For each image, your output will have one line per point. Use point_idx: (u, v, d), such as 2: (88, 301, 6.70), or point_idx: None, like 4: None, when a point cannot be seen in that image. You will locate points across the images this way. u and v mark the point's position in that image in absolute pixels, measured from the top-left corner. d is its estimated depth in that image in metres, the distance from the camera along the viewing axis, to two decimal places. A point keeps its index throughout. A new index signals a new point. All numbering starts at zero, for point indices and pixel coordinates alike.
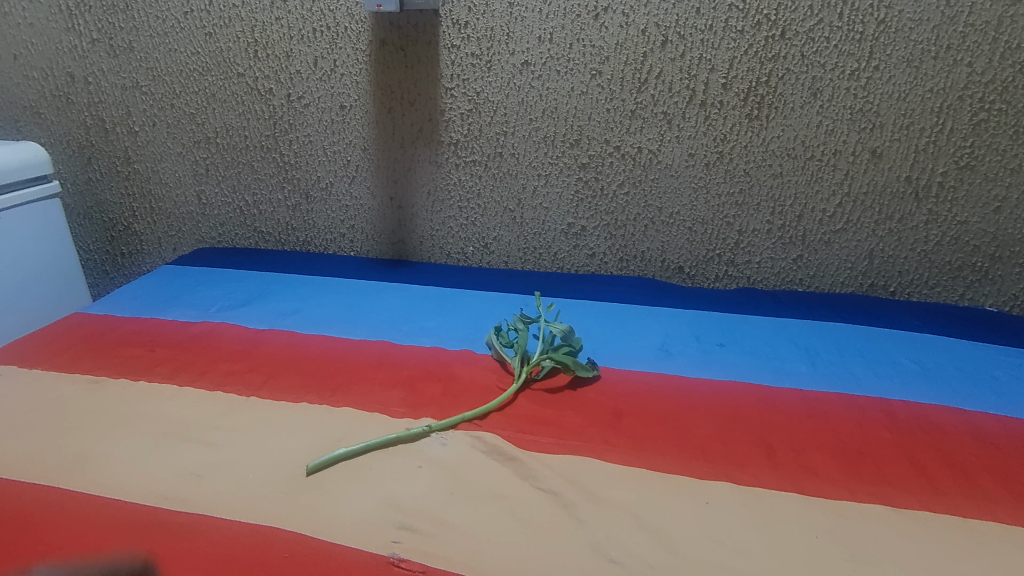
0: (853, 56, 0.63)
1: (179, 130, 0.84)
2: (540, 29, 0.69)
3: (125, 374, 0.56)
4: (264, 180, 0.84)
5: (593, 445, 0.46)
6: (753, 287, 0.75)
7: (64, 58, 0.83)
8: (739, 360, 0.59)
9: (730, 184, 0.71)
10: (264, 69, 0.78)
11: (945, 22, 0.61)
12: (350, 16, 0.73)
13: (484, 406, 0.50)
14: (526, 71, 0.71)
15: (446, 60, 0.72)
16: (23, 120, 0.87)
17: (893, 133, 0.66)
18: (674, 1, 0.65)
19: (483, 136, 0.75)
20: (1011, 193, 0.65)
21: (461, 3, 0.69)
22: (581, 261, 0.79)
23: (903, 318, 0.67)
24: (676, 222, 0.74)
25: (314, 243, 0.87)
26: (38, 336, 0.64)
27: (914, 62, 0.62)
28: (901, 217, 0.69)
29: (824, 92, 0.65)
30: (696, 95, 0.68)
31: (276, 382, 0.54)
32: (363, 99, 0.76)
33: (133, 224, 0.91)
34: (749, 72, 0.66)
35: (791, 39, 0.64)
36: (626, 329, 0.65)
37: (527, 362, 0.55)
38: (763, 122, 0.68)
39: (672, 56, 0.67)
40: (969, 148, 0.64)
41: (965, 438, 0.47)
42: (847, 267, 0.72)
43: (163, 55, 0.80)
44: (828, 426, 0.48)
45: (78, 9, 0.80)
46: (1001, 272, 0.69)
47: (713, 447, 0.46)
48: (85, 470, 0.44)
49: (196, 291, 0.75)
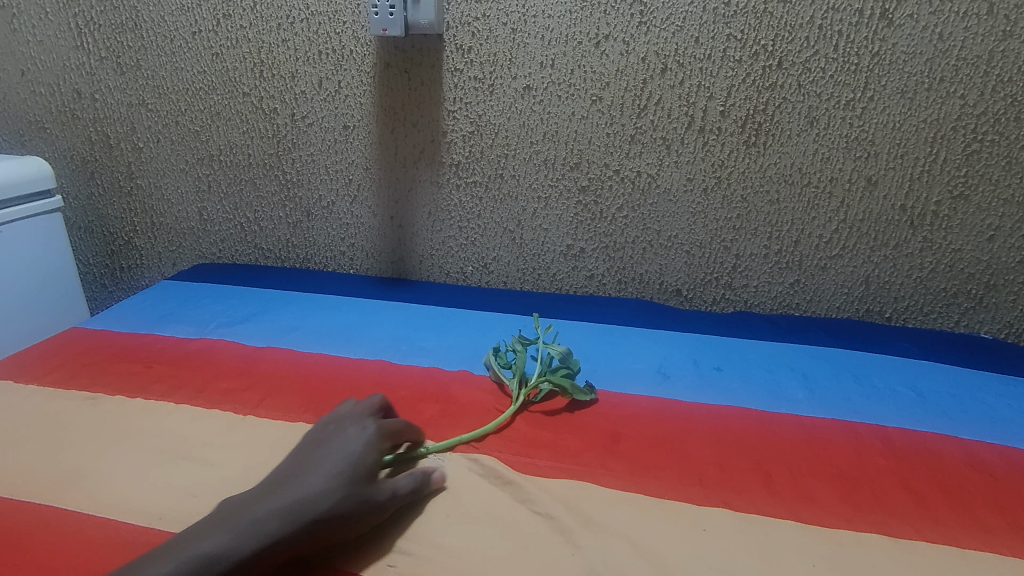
0: (849, 86, 0.65)
1: (182, 147, 0.84)
2: (541, 55, 0.70)
3: (122, 391, 0.56)
4: (266, 198, 0.85)
5: (590, 470, 0.46)
6: (750, 311, 0.76)
7: (71, 75, 0.84)
8: (736, 384, 0.59)
9: (728, 209, 0.72)
10: (269, 89, 0.79)
11: (938, 55, 0.62)
12: (355, 39, 0.74)
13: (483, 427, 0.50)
14: (527, 96, 0.72)
15: (449, 83, 0.73)
16: (28, 134, 0.88)
17: (888, 162, 0.67)
18: (673, 30, 0.66)
19: (484, 158, 0.76)
20: (1004, 222, 0.66)
21: (464, 28, 0.71)
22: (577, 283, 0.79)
23: (899, 344, 0.67)
24: (674, 245, 0.75)
25: (314, 260, 0.87)
26: (34, 350, 0.64)
27: (908, 94, 0.64)
28: (897, 244, 0.69)
29: (820, 120, 0.66)
30: (695, 121, 0.69)
31: (273, 401, 0.54)
32: (366, 120, 0.77)
33: (134, 239, 0.91)
34: (747, 100, 0.67)
35: (787, 69, 0.65)
36: (624, 351, 0.65)
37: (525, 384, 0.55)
38: (761, 149, 0.69)
39: (671, 83, 0.68)
40: (962, 178, 0.65)
41: (962, 467, 0.47)
42: (843, 293, 0.73)
43: (170, 73, 0.81)
44: (825, 452, 0.48)
45: (87, 28, 0.81)
46: (995, 300, 0.69)
47: (710, 473, 0.46)
48: (79, 487, 0.43)
49: (196, 307, 0.75)
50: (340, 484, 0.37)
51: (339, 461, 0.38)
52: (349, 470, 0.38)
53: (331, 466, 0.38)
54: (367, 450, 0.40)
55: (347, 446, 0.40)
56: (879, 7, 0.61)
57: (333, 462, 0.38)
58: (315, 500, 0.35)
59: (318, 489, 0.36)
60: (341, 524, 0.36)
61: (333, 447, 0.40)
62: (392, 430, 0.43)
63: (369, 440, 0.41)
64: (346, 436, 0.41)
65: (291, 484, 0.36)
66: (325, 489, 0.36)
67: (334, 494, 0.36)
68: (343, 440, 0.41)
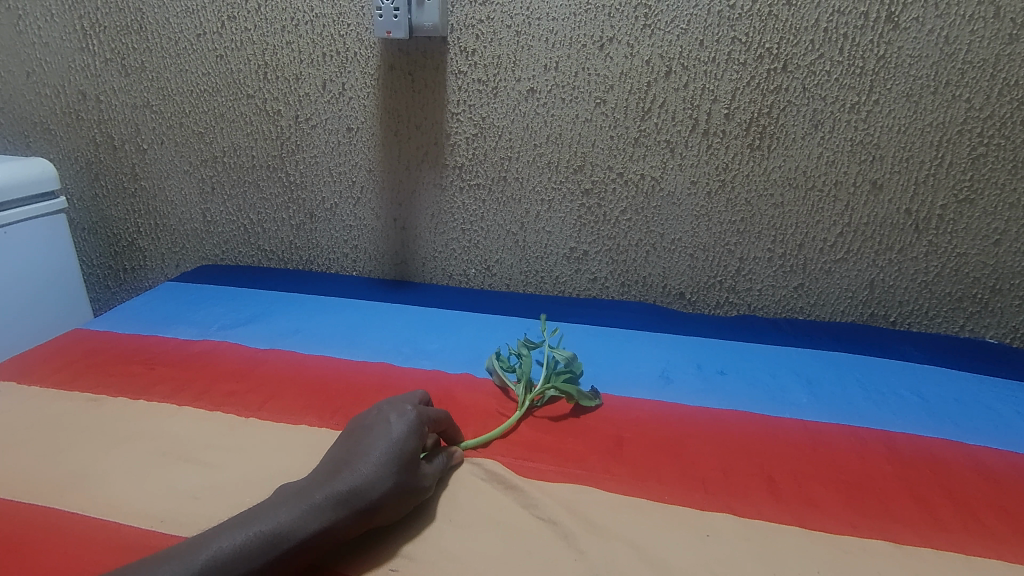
0: (854, 89, 0.64)
1: (186, 148, 0.84)
2: (545, 57, 0.70)
3: (125, 393, 0.56)
4: (269, 200, 0.85)
5: (594, 474, 0.45)
6: (753, 314, 0.76)
7: (76, 77, 0.84)
8: (740, 389, 0.58)
9: (732, 213, 0.72)
10: (273, 91, 0.79)
11: (944, 59, 0.62)
12: (359, 42, 0.74)
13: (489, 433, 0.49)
14: (531, 98, 0.72)
15: (453, 86, 0.73)
16: (32, 135, 0.88)
17: (893, 165, 0.66)
18: (677, 33, 0.66)
19: (487, 161, 0.76)
20: (1010, 226, 0.66)
21: (468, 31, 0.71)
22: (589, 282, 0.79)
23: (903, 348, 0.67)
24: (677, 248, 0.75)
25: (316, 262, 0.87)
26: (38, 351, 0.64)
27: (914, 97, 0.63)
28: (902, 248, 0.69)
29: (825, 124, 0.66)
30: (699, 124, 0.69)
31: (276, 403, 0.54)
32: (370, 122, 0.77)
33: (137, 240, 0.91)
34: (751, 103, 0.67)
35: (792, 72, 0.65)
36: (627, 355, 0.65)
37: (530, 389, 0.54)
38: (765, 152, 0.68)
39: (675, 86, 0.68)
40: (968, 182, 0.65)
41: (969, 473, 0.46)
42: (848, 297, 0.72)
43: (175, 75, 0.81)
44: (829, 457, 0.48)
45: (92, 29, 0.81)
46: (1001, 305, 0.69)
47: (714, 478, 0.45)
48: (82, 489, 0.43)
49: (199, 308, 0.75)
50: (393, 473, 0.38)
51: (390, 448, 0.39)
52: (400, 458, 0.39)
53: (379, 451, 0.38)
54: (414, 435, 0.41)
55: (394, 429, 0.40)
56: (884, 11, 0.61)
57: (384, 448, 0.39)
58: (371, 489, 0.37)
59: (373, 478, 0.37)
60: (390, 511, 0.38)
61: (379, 431, 0.40)
62: (428, 411, 0.44)
63: (415, 424, 0.41)
64: (391, 419, 0.41)
65: (345, 470, 0.37)
66: (380, 478, 0.37)
67: (387, 484, 0.37)
68: (387, 423, 0.41)
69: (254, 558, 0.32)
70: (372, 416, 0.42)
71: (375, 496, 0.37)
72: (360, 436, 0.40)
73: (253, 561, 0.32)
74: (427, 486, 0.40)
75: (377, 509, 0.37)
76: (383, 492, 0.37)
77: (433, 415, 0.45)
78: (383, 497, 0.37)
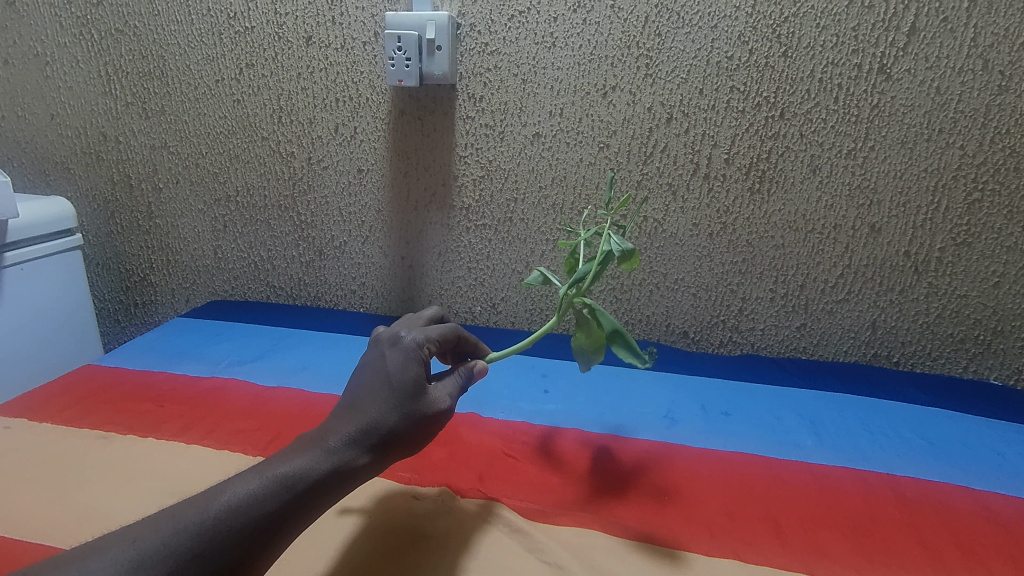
0: (849, 136, 0.66)
1: (201, 188, 0.87)
2: (550, 104, 0.72)
3: (132, 431, 0.56)
4: (280, 238, 0.86)
5: (600, 517, 0.45)
6: (757, 354, 0.76)
7: (98, 119, 0.87)
8: (743, 430, 0.58)
9: (733, 254, 0.73)
10: (288, 134, 0.81)
11: (936, 108, 0.64)
12: (371, 88, 0.77)
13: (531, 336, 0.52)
14: (537, 142, 0.74)
15: (461, 130, 0.76)
16: (52, 174, 0.91)
17: (890, 210, 0.68)
18: (678, 82, 0.69)
19: (494, 202, 0.78)
20: (1008, 269, 0.67)
21: (476, 79, 0.74)
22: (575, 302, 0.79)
23: (908, 391, 0.67)
24: (680, 288, 0.76)
25: (324, 298, 0.89)
26: (50, 387, 0.65)
27: (908, 144, 0.65)
28: (902, 289, 0.70)
29: (822, 169, 0.68)
30: (700, 168, 0.71)
31: (282, 443, 0.54)
32: (379, 164, 0.80)
33: (149, 275, 0.93)
34: (751, 148, 0.69)
35: (789, 119, 0.67)
36: (632, 395, 0.65)
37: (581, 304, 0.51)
38: (765, 196, 0.70)
39: (676, 131, 0.70)
40: (965, 226, 0.66)
41: (976, 518, 0.46)
42: (850, 337, 0.73)
43: (193, 117, 0.84)
44: (835, 501, 0.48)
45: (116, 75, 0.85)
46: (1003, 346, 0.70)
47: (720, 522, 0.45)
48: (89, 529, 0.43)
49: (208, 345, 0.76)
50: (399, 405, 0.38)
51: (389, 382, 0.39)
52: (403, 389, 0.39)
53: (378, 389, 0.39)
54: (412, 362, 0.40)
55: (390, 362, 0.40)
56: (876, 63, 0.64)
57: (383, 385, 0.39)
58: (382, 425, 0.37)
59: (380, 416, 0.37)
60: (412, 439, 0.38)
61: (376, 366, 0.40)
62: (425, 333, 0.43)
63: (412, 351, 0.41)
64: (385, 354, 0.41)
65: (351, 412, 0.38)
66: (388, 414, 0.38)
67: (397, 416, 0.38)
68: (381, 358, 0.41)
69: (268, 501, 0.32)
70: (369, 353, 0.42)
71: (389, 431, 0.37)
72: (361, 375, 0.40)
73: (268, 505, 0.32)
74: (446, 407, 0.41)
75: (394, 443, 0.38)
76: (395, 427, 0.38)
77: (432, 335, 0.44)
78: (396, 431, 0.38)
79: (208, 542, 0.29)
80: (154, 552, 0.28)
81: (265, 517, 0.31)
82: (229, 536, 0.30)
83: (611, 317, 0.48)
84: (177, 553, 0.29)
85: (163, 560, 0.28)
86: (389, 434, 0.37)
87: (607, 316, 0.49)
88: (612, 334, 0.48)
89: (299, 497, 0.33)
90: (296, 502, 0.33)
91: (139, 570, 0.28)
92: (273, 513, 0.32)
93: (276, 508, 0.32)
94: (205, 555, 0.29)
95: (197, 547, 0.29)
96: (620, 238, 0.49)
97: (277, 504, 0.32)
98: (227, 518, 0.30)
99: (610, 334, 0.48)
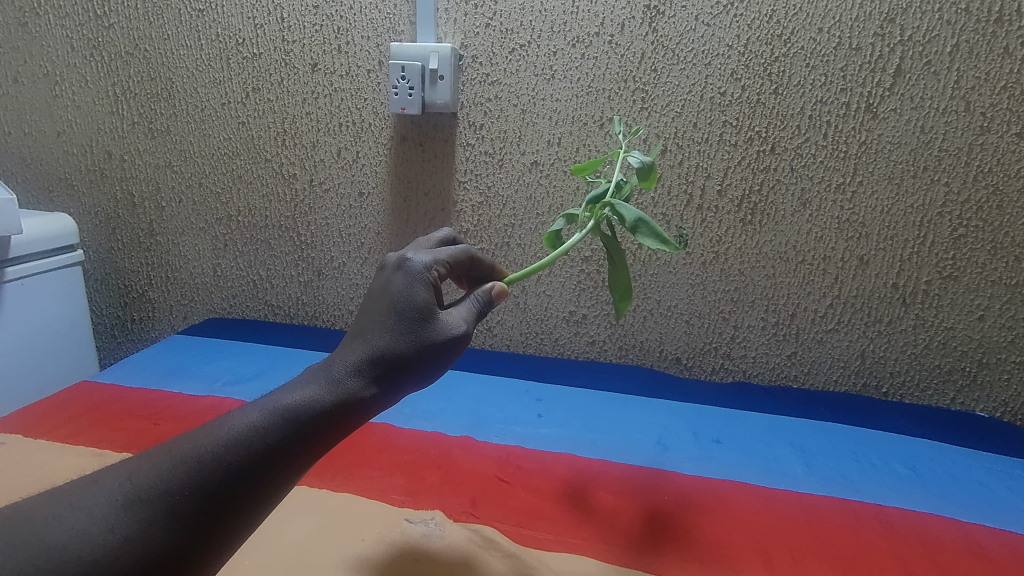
0: (838, 171, 0.68)
1: (203, 207, 0.88)
2: (548, 133, 0.74)
3: (128, 447, 0.57)
4: (279, 257, 0.88)
5: (589, 543, 0.46)
6: (749, 381, 0.77)
7: (104, 138, 0.89)
8: (736, 458, 0.59)
9: (725, 283, 0.74)
10: (291, 156, 0.83)
11: (922, 146, 0.66)
12: (374, 115, 0.79)
13: (549, 258, 0.54)
14: (535, 170, 0.76)
15: (461, 156, 0.78)
16: (56, 190, 0.92)
17: (878, 243, 0.70)
18: (672, 116, 0.71)
19: (492, 227, 0.79)
20: (993, 303, 0.68)
21: (477, 108, 0.76)
22: (571, 314, 0.80)
23: (895, 422, 0.68)
24: (674, 315, 0.77)
25: (322, 318, 0.89)
26: (47, 404, 0.65)
27: (895, 180, 0.67)
28: (890, 320, 0.72)
29: (812, 202, 0.70)
30: (693, 199, 0.73)
31: None
32: (380, 187, 0.81)
33: (148, 291, 0.94)
34: (742, 181, 0.71)
35: (780, 154, 0.69)
36: (626, 420, 0.66)
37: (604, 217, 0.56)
38: (756, 227, 0.72)
39: (670, 163, 0.72)
40: (951, 260, 0.68)
41: (962, 551, 0.47)
42: (840, 366, 0.74)
43: (198, 138, 0.86)
44: (824, 532, 0.48)
45: (124, 95, 0.86)
46: (989, 378, 0.71)
47: (709, 551, 0.46)
48: None
49: (206, 363, 0.77)
50: (407, 332, 0.39)
51: (395, 306, 0.40)
52: (410, 313, 0.39)
53: (387, 315, 0.39)
54: (418, 284, 0.41)
55: (396, 285, 0.41)
56: (864, 102, 0.66)
57: (389, 311, 0.40)
58: (388, 352, 0.38)
59: (387, 343, 0.38)
60: (419, 367, 0.39)
61: (382, 292, 0.41)
62: (433, 256, 0.43)
63: (418, 274, 0.41)
64: (391, 278, 0.41)
65: (359, 342, 0.39)
66: (396, 339, 0.38)
67: (404, 342, 0.39)
68: (386, 282, 0.41)
69: (268, 434, 0.33)
70: (375, 281, 0.43)
71: (395, 358, 0.38)
72: (367, 304, 0.41)
73: (268, 438, 0.33)
74: (463, 332, 0.41)
75: (403, 369, 0.38)
76: (403, 353, 0.38)
77: (440, 258, 0.44)
78: (404, 357, 0.38)
79: (208, 481, 0.30)
80: (151, 488, 0.29)
81: (265, 450, 0.32)
82: (227, 475, 0.31)
83: (633, 209, 0.52)
84: (174, 488, 0.29)
85: (160, 495, 0.29)
86: (397, 361, 0.38)
87: (629, 209, 0.52)
88: (636, 224, 0.51)
89: (301, 429, 0.34)
90: (297, 435, 0.33)
91: (136, 505, 0.29)
92: (273, 448, 0.32)
93: (275, 441, 0.33)
94: (203, 493, 0.30)
95: (195, 483, 0.30)
96: (640, 157, 0.56)
97: (278, 437, 0.33)
98: (225, 454, 0.31)
99: (633, 224, 0.51)
